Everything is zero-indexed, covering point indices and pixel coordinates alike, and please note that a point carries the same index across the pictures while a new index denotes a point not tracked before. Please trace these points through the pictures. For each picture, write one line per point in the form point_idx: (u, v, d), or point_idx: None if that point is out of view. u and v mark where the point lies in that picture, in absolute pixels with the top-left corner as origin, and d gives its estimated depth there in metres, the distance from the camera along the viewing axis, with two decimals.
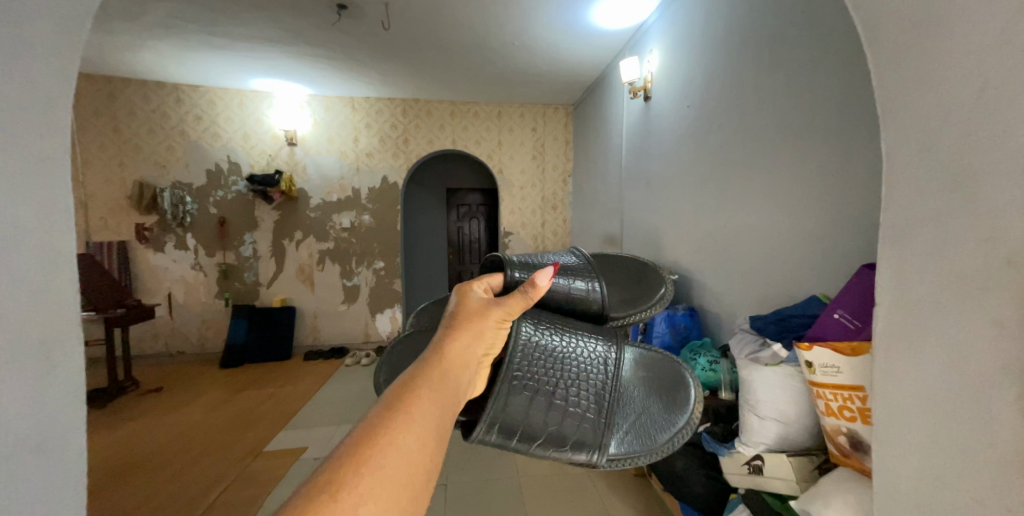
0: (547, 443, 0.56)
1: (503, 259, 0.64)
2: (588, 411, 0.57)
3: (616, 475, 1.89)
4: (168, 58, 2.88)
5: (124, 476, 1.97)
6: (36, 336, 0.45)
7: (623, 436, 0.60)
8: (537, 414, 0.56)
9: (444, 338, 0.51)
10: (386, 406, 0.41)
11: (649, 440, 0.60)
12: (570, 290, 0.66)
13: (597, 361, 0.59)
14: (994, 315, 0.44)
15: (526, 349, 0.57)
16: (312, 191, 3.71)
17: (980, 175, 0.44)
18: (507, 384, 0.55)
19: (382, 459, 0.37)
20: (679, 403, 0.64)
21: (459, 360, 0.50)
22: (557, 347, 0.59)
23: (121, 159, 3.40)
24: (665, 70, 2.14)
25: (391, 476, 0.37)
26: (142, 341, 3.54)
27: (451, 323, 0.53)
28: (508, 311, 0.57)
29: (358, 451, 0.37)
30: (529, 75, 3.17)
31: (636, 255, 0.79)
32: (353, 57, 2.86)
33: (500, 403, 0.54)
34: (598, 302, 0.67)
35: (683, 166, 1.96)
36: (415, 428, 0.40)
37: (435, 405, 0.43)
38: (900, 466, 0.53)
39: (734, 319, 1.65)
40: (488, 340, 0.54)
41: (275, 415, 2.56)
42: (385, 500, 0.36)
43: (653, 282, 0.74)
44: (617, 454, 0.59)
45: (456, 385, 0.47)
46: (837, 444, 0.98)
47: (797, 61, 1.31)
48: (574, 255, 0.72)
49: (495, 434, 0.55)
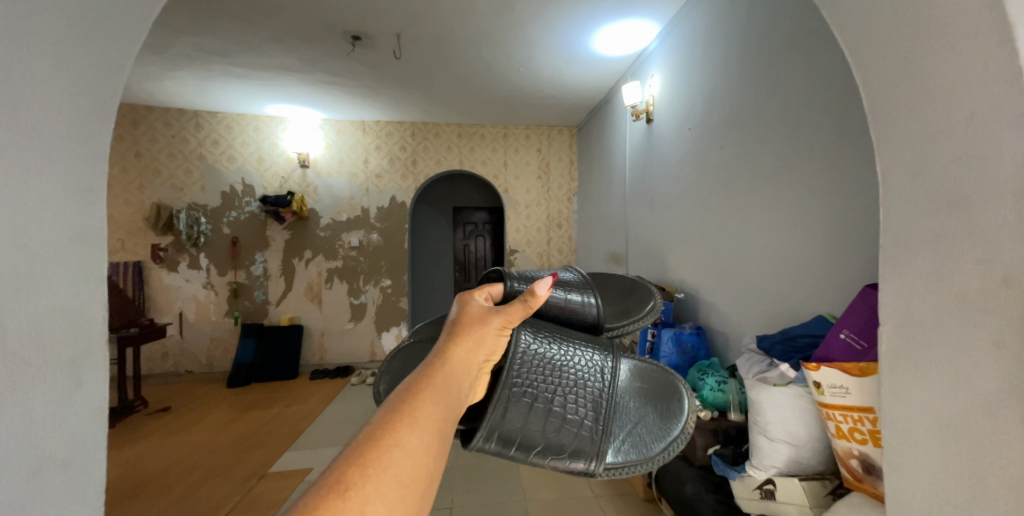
0: (546, 451, 0.57)
1: (503, 271, 0.66)
2: (586, 419, 0.58)
3: (624, 500, 1.85)
4: (189, 86, 2.99)
5: (133, 495, 1.97)
6: (66, 356, 0.47)
7: (620, 445, 0.61)
8: (535, 422, 0.57)
9: (446, 344, 0.52)
10: (392, 409, 0.42)
11: (646, 449, 0.61)
12: (566, 302, 0.68)
13: (594, 369, 0.61)
14: (995, 337, 0.44)
15: (525, 356, 0.58)
16: (322, 211, 3.77)
17: (975, 199, 0.45)
18: (506, 391, 0.56)
19: (388, 460, 0.38)
20: (675, 413, 0.65)
21: (460, 367, 0.51)
22: (555, 356, 0.60)
23: (141, 183, 3.51)
24: (666, 94, 2.19)
25: (396, 476, 0.38)
26: (152, 361, 3.57)
27: (453, 330, 0.55)
28: (507, 318, 0.58)
29: (364, 452, 0.38)
30: (536, 99, 3.24)
31: (628, 272, 0.80)
32: (366, 84, 2.96)
33: (499, 411, 0.55)
34: (594, 314, 0.68)
35: (687, 187, 1.98)
36: (419, 430, 0.41)
37: (438, 410, 0.44)
38: (912, 487, 0.52)
39: (741, 339, 1.64)
40: (489, 346, 0.56)
41: (282, 434, 2.55)
42: (392, 499, 0.37)
43: (643, 293, 0.75)
44: (615, 463, 0.59)
45: (458, 389, 0.49)
46: (849, 468, 0.96)
47: (794, 88, 1.34)
48: (572, 270, 0.73)
49: (494, 442, 0.56)
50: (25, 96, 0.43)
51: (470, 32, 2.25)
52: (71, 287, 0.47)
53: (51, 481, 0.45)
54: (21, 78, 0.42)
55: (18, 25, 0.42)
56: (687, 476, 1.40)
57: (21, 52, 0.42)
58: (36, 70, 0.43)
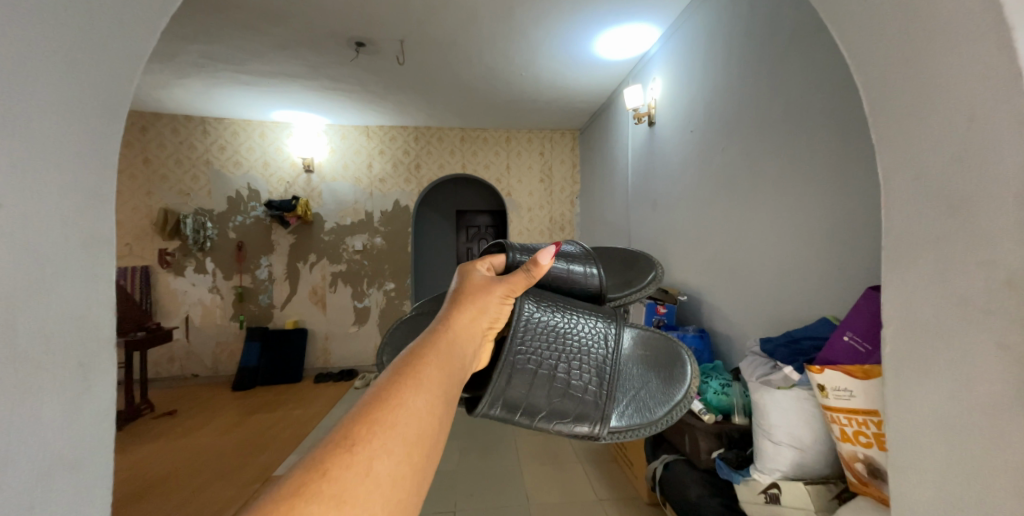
0: (550, 416, 0.58)
1: (505, 242, 0.67)
2: (589, 385, 0.60)
3: (629, 505, 1.83)
4: (196, 94, 3.03)
5: (141, 497, 1.98)
6: (76, 360, 0.46)
7: (623, 410, 0.62)
8: (539, 389, 0.58)
9: (449, 312, 0.53)
10: (396, 372, 0.42)
11: (648, 414, 0.63)
12: (568, 273, 0.68)
13: (598, 337, 0.61)
14: (999, 338, 0.44)
15: (528, 324, 0.59)
16: (327, 215, 3.79)
17: (977, 199, 0.45)
18: (509, 358, 0.57)
19: (394, 419, 0.38)
20: (677, 378, 0.66)
21: (464, 333, 0.52)
22: (558, 324, 0.61)
23: (149, 189, 3.56)
24: (667, 98, 2.20)
25: (403, 434, 0.38)
26: (159, 364, 3.61)
27: (456, 299, 0.56)
28: (511, 286, 0.58)
29: (369, 412, 0.38)
30: (538, 104, 3.26)
31: (627, 246, 0.81)
32: (370, 90, 2.98)
33: (504, 379, 0.56)
34: (596, 285, 0.69)
35: (689, 190, 1.99)
36: (424, 392, 0.42)
37: (443, 373, 0.45)
38: (918, 490, 0.52)
39: (745, 341, 1.63)
40: (492, 314, 0.56)
41: (287, 437, 2.56)
42: (398, 455, 0.37)
43: (645, 264, 0.76)
44: (618, 426, 0.61)
45: (461, 356, 0.49)
46: (855, 471, 0.96)
47: (794, 92, 1.35)
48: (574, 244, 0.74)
49: (499, 408, 0.57)
50: (32, 98, 0.42)
51: (473, 38, 2.27)
52: (80, 292, 0.46)
53: (58, 480, 0.44)
54: (26, 83, 0.42)
55: (27, 32, 0.42)
56: (690, 480, 1.39)
57: (25, 59, 0.42)
58: (46, 80, 0.43)
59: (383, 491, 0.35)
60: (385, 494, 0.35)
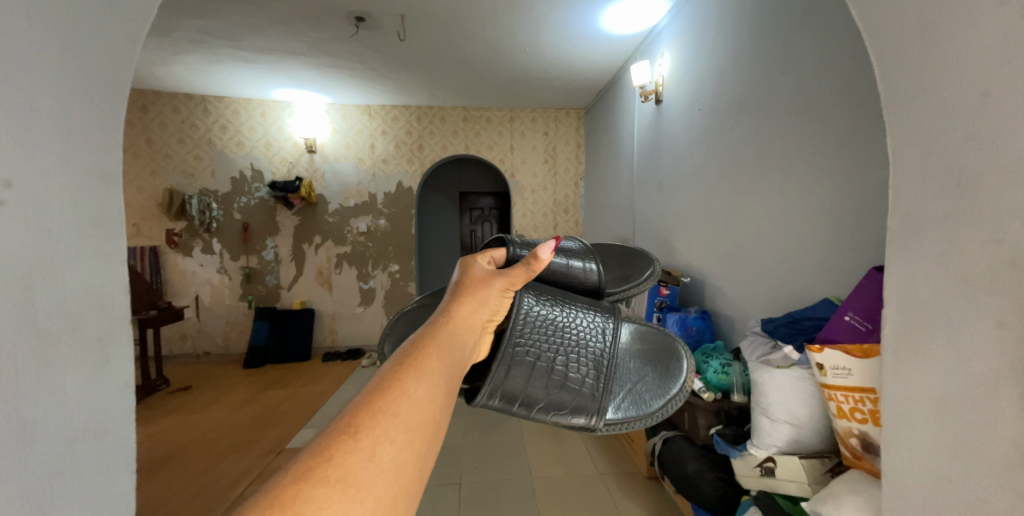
0: (547, 408, 0.60)
1: (506, 236, 0.68)
2: (587, 377, 0.61)
3: (629, 477, 1.89)
4: (196, 71, 3.01)
5: (159, 468, 2.06)
6: (96, 333, 0.48)
7: (619, 402, 0.64)
8: (538, 381, 0.59)
9: (450, 304, 0.55)
10: (398, 362, 0.44)
11: (644, 406, 0.64)
12: (568, 267, 0.69)
13: (596, 330, 0.63)
14: (997, 317, 0.45)
15: (527, 317, 0.60)
16: (330, 196, 3.79)
17: (984, 179, 0.45)
18: (508, 350, 0.58)
19: (396, 407, 0.40)
20: (673, 372, 0.68)
21: (464, 325, 0.53)
22: (557, 318, 0.62)
23: (153, 168, 3.57)
24: (675, 75, 2.17)
25: (404, 421, 0.40)
26: (171, 342, 3.69)
27: (456, 291, 0.58)
28: (510, 280, 0.60)
29: (372, 400, 0.40)
30: (543, 81, 3.21)
31: (625, 242, 0.82)
32: (371, 67, 2.94)
33: (503, 371, 0.58)
34: (595, 280, 0.70)
35: (695, 170, 1.98)
36: (425, 381, 0.44)
37: (444, 363, 0.47)
38: (906, 464, 0.54)
39: (746, 322, 1.65)
40: (492, 306, 0.58)
41: (298, 413, 2.62)
42: (400, 442, 0.39)
43: (644, 259, 0.77)
44: (614, 418, 0.63)
45: (462, 346, 0.51)
46: (849, 446, 0.98)
47: (808, 67, 1.32)
48: (575, 240, 0.75)
49: (497, 399, 0.58)
50: (36, 74, 0.43)
51: (474, 14, 2.23)
52: (93, 268, 0.48)
53: (83, 450, 0.46)
54: (26, 58, 0.42)
55: (33, 5, 0.42)
56: (688, 455, 1.44)
57: (27, 36, 0.42)
58: (48, 56, 0.44)
59: (385, 476, 0.37)
60: (387, 479, 0.37)
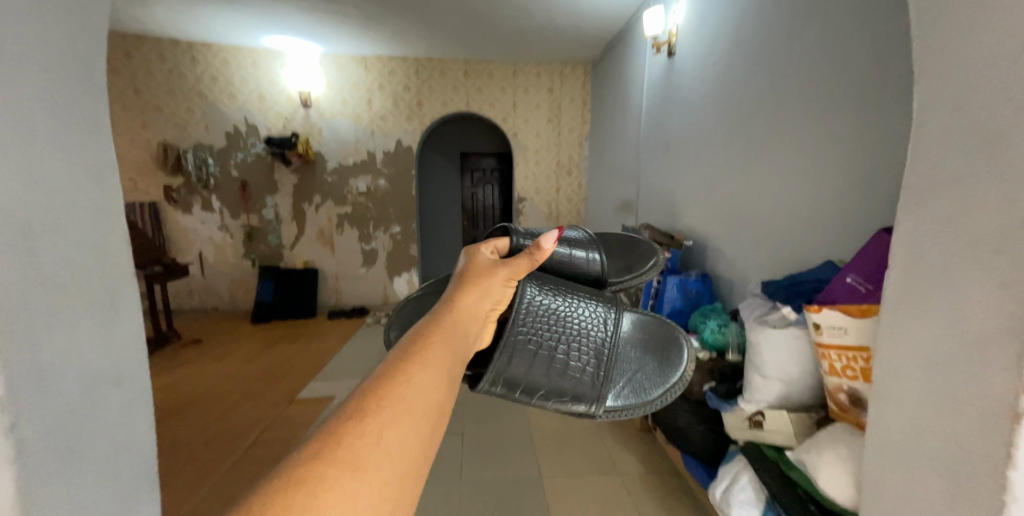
0: (548, 395, 0.61)
1: (509, 228, 0.70)
2: (588, 366, 0.63)
3: (623, 430, 1.97)
4: (178, 12, 2.88)
5: (173, 415, 2.15)
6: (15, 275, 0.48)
7: (619, 391, 0.65)
8: (539, 368, 0.60)
9: (454, 294, 0.56)
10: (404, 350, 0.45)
11: (644, 395, 0.66)
12: (571, 258, 0.71)
13: (597, 320, 0.65)
14: (1004, 278, 0.44)
15: (530, 307, 0.62)
16: (329, 155, 3.73)
17: (1012, 132, 0.43)
18: (512, 338, 0.60)
19: (403, 393, 0.41)
20: (673, 362, 0.69)
21: (468, 314, 0.54)
22: (559, 307, 0.64)
23: (144, 120, 3.49)
24: (689, 26, 2.08)
25: (410, 406, 0.40)
26: (178, 296, 3.76)
27: (460, 281, 0.58)
28: (513, 270, 0.62)
29: (379, 386, 0.41)
30: (548, 31, 3.07)
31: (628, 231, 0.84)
32: (366, 14, 2.81)
33: (506, 359, 0.59)
34: (597, 271, 0.72)
35: (705, 127, 1.93)
36: (431, 368, 0.44)
37: (448, 352, 0.47)
38: (896, 418, 0.56)
39: (746, 285, 1.67)
40: (495, 296, 0.59)
41: (305, 366, 2.71)
42: (408, 427, 0.39)
43: (646, 249, 0.79)
44: (613, 406, 0.64)
45: (465, 336, 0.52)
46: (837, 400, 1.01)
47: (834, 14, 1.26)
48: (579, 231, 0.77)
49: (499, 386, 0.59)
50: None
51: None
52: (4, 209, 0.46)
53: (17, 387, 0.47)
54: None
55: None
56: (680, 410, 1.48)
57: None
58: None
59: (393, 460, 0.37)
60: (395, 463, 0.37)
